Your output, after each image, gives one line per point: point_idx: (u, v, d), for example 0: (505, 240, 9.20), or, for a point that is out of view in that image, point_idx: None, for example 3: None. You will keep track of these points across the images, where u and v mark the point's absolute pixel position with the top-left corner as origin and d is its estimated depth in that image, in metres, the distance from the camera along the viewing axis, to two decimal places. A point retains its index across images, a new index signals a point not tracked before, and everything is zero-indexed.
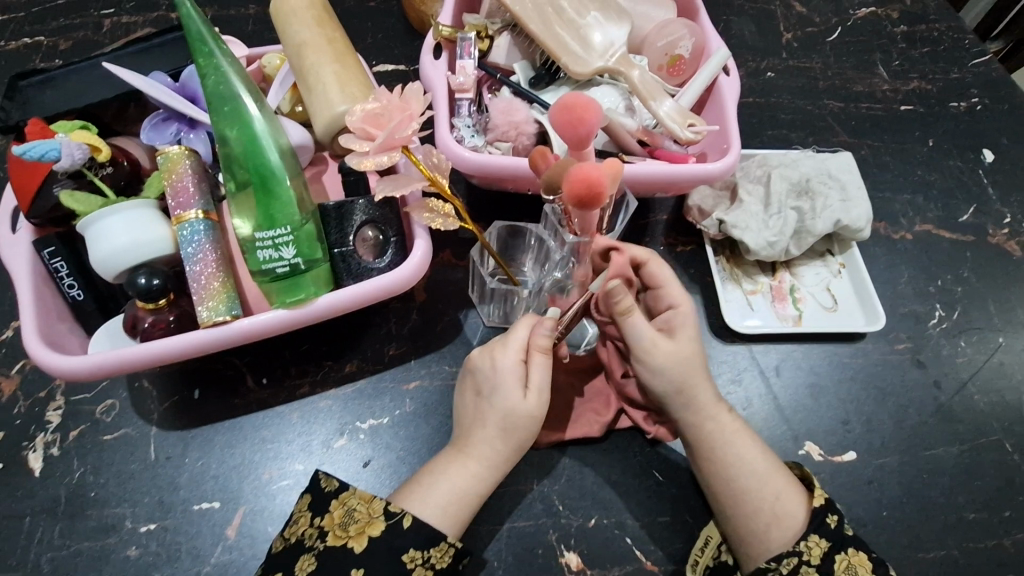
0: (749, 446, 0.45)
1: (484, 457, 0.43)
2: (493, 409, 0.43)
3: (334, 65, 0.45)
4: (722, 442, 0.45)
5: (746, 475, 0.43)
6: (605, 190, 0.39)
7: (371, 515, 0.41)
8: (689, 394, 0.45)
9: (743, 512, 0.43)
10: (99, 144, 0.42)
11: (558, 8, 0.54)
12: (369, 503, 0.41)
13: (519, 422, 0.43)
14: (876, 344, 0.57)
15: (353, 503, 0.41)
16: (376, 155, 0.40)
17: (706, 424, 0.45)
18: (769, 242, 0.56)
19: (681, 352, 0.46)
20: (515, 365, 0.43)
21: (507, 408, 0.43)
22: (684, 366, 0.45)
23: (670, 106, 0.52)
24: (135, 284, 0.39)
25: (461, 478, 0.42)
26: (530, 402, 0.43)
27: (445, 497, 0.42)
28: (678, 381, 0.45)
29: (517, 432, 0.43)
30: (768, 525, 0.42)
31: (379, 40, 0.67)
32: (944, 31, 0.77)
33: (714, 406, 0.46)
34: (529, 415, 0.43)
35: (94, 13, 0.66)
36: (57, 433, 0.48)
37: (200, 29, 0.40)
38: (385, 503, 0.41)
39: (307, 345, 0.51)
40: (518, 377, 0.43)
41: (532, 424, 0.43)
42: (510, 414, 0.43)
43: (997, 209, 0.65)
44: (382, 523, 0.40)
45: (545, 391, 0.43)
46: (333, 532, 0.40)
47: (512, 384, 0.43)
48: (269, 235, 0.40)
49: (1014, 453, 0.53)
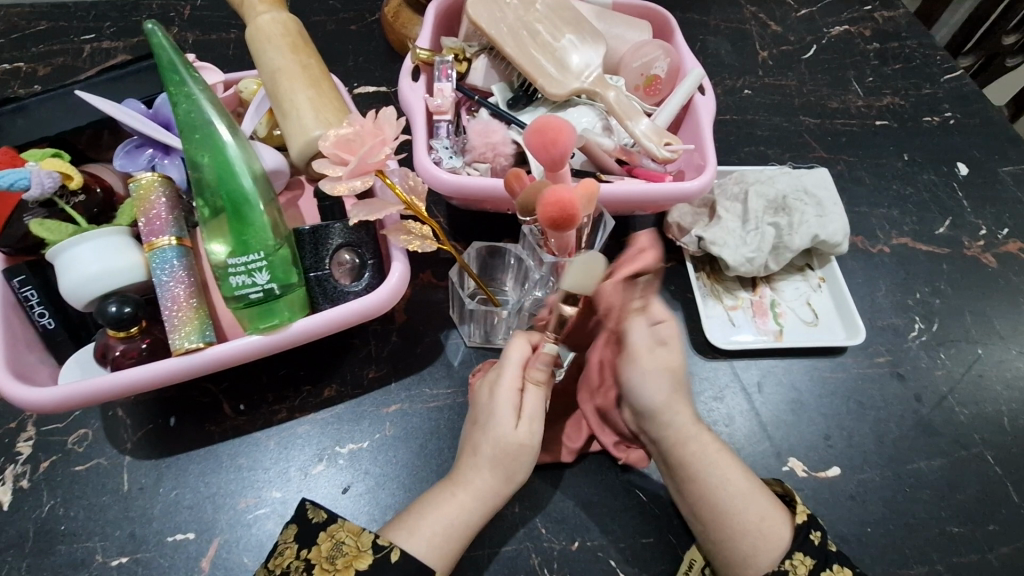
0: (732, 466, 0.44)
1: (482, 490, 0.42)
2: (486, 438, 0.43)
3: (310, 90, 0.46)
4: (708, 462, 0.44)
5: (730, 497, 0.43)
6: (579, 212, 0.38)
7: (359, 548, 0.40)
8: (674, 413, 0.45)
9: (730, 536, 0.42)
10: (70, 171, 0.42)
11: (533, 32, 0.54)
12: (357, 536, 0.40)
13: (514, 452, 0.42)
14: (855, 358, 0.58)
15: (341, 536, 0.40)
16: (349, 180, 0.40)
17: (690, 443, 0.45)
18: (747, 258, 0.56)
19: (670, 365, 0.46)
20: (511, 393, 0.43)
21: (499, 435, 0.42)
22: (670, 380, 0.46)
23: (646, 126, 0.53)
24: (106, 313, 0.38)
25: (451, 512, 0.42)
26: (522, 430, 0.42)
27: (436, 534, 0.41)
28: (665, 394, 0.46)
29: (511, 463, 0.42)
30: (756, 544, 0.41)
31: (360, 63, 0.68)
32: (915, 48, 0.79)
33: (695, 427, 0.45)
34: (523, 444, 0.42)
35: (75, 39, 0.66)
36: (27, 464, 0.46)
37: (172, 58, 0.41)
38: (374, 537, 0.40)
39: (285, 370, 0.51)
40: (512, 405, 0.43)
41: (523, 454, 0.42)
42: (500, 441, 0.42)
43: (972, 221, 0.66)
44: (369, 557, 0.39)
45: (537, 421, 0.43)
46: (320, 565, 0.39)
47: (506, 410, 0.42)
48: (242, 261, 0.40)
49: (996, 465, 0.54)
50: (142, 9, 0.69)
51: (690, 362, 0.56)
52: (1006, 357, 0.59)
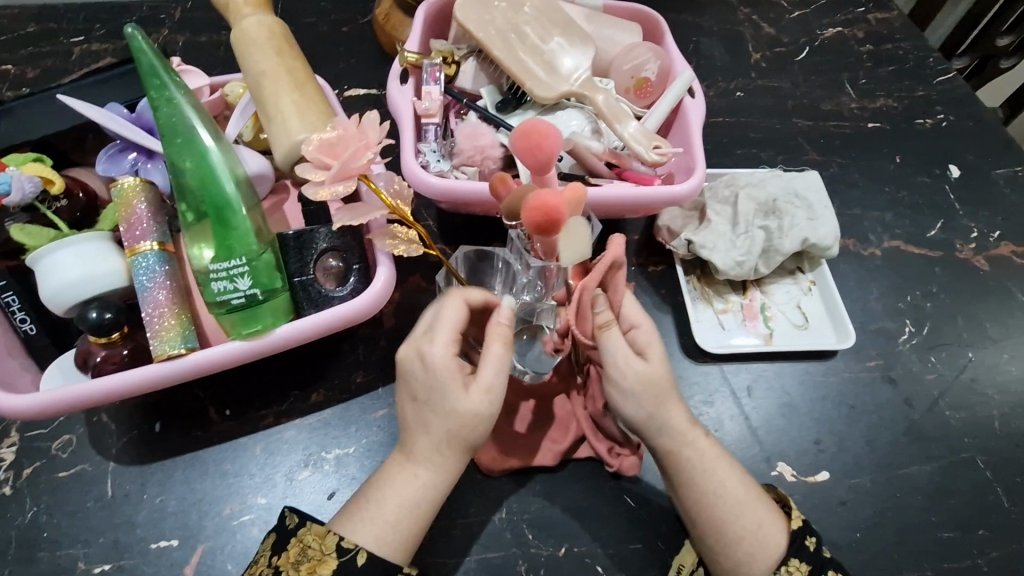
0: (728, 473, 0.43)
1: (444, 465, 0.40)
2: (435, 414, 0.39)
3: (294, 93, 0.45)
4: (702, 472, 0.43)
5: (727, 506, 0.42)
6: (564, 217, 0.38)
7: (323, 553, 0.39)
8: (662, 423, 0.43)
9: (726, 545, 0.42)
10: (52, 175, 0.42)
11: (521, 34, 0.54)
12: (323, 539, 0.39)
13: (473, 424, 0.39)
14: (846, 362, 0.57)
15: (307, 540, 0.40)
16: (332, 184, 0.40)
17: (685, 452, 0.44)
18: (737, 261, 0.56)
19: (652, 377, 0.43)
20: (451, 361, 0.39)
21: (453, 409, 0.39)
22: (650, 393, 0.43)
23: (635, 128, 0.53)
24: (86, 319, 0.38)
25: (414, 491, 0.40)
26: (482, 401, 0.39)
27: (405, 523, 0.40)
28: (648, 408, 0.43)
29: (471, 435, 0.40)
30: (750, 553, 0.41)
31: (351, 65, 0.67)
32: (909, 50, 0.78)
33: (691, 431, 0.44)
34: (483, 415, 0.39)
35: (64, 41, 0.66)
36: (10, 470, 0.46)
37: (152, 61, 0.40)
38: (339, 539, 0.39)
39: (273, 375, 0.50)
40: (454, 375, 0.39)
41: (479, 426, 0.39)
42: (452, 417, 0.39)
43: (964, 224, 0.66)
44: (334, 562, 0.39)
45: (498, 387, 0.39)
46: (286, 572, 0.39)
47: (450, 382, 0.39)
48: (224, 266, 0.40)
49: (987, 469, 0.53)
50: (132, 10, 0.68)
51: (680, 367, 0.56)
52: (998, 360, 0.59)
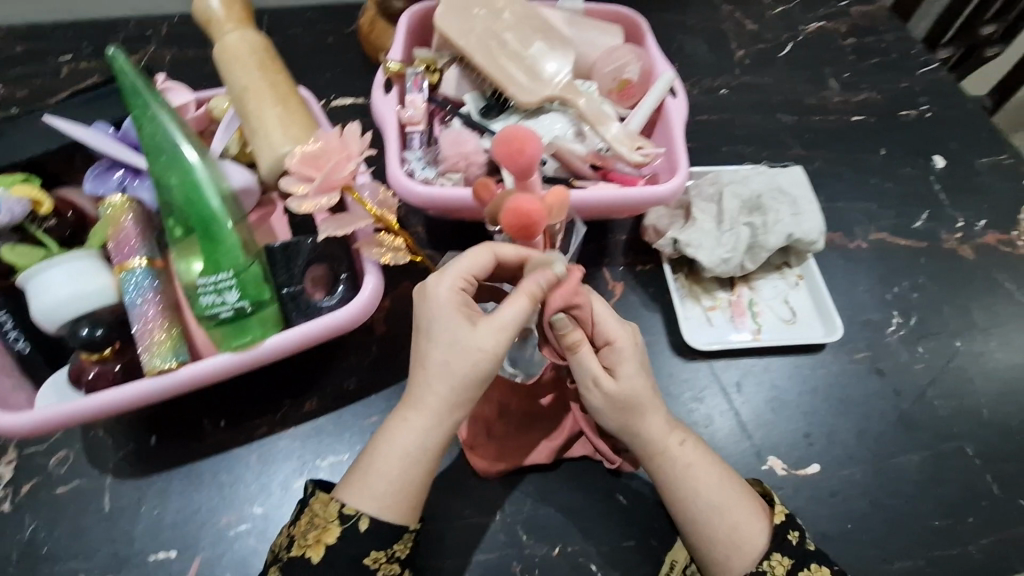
0: (707, 476, 0.43)
1: (437, 407, 0.39)
2: (432, 345, 0.39)
3: (277, 107, 0.46)
4: (676, 479, 0.43)
5: (700, 510, 0.42)
6: (540, 221, 0.39)
7: (327, 521, 0.39)
8: (634, 435, 0.44)
9: (703, 544, 0.42)
10: (41, 196, 0.42)
11: (502, 41, 0.55)
12: (326, 507, 0.39)
13: (469, 359, 0.39)
14: (834, 355, 0.58)
15: (315, 509, 0.40)
16: (315, 197, 0.41)
17: (658, 460, 0.44)
18: (723, 258, 0.57)
19: (621, 396, 0.43)
20: (450, 296, 0.40)
21: (452, 340, 0.39)
22: (618, 410, 0.44)
23: (617, 129, 0.54)
24: (78, 336, 0.39)
25: (407, 437, 0.39)
26: (484, 335, 0.38)
27: (392, 480, 0.39)
28: (619, 422, 0.44)
29: (466, 374, 0.39)
30: (727, 553, 0.41)
31: (337, 74, 0.68)
32: (892, 42, 0.79)
33: (666, 441, 0.44)
34: (481, 351, 0.39)
35: (52, 61, 0.67)
36: (9, 487, 0.47)
37: (136, 84, 0.42)
38: (340, 507, 0.39)
39: (266, 385, 0.51)
40: (456, 309, 0.40)
41: (476, 361, 0.39)
42: (453, 347, 0.39)
43: (949, 214, 0.67)
44: (337, 530, 0.39)
45: (504, 329, 0.39)
46: (297, 541, 0.40)
47: (449, 312, 0.39)
48: (212, 280, 0.40)
49: (976, 457, 0.54)
50: (119, 27, 0.69)
51: (669, 365, 0.57)
52: (986, 348, 0.59)
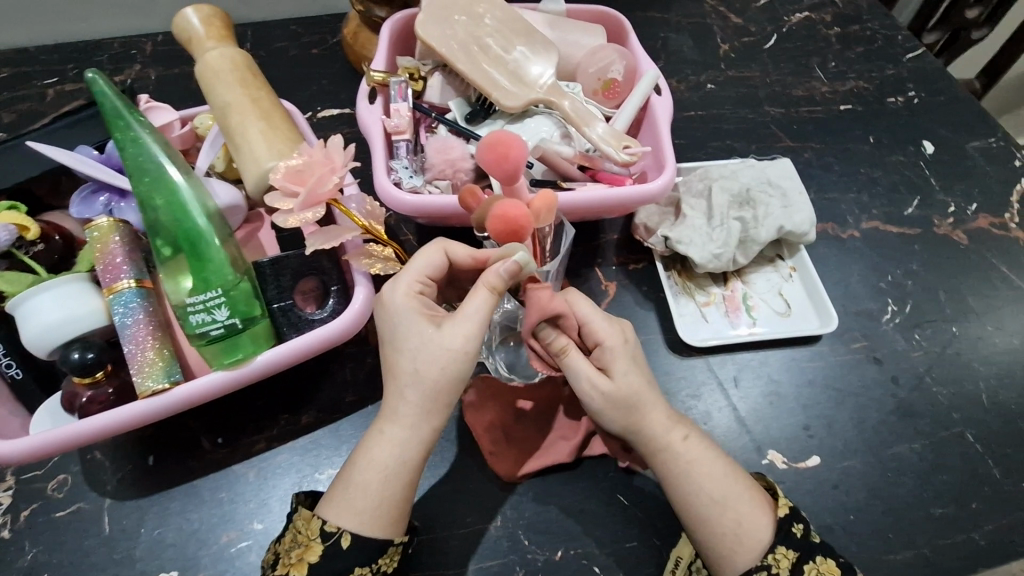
0: (711, 470, 0.42)
1: (411, 416, 0.39)
2: (398, 352, 0.39)
3: (260, 122, 0.46)
4: (680, 473, 0.42)
5: (706, 505, 0.41)
6: (527, 226, 0.39)
7: (309, 538, 0.39)
8: (637, 431, 0.43)
9: (707, 538, 0.41)
10: (27, 222, 0.42)
11: (484, 46, 0.55)
12: (308, 523, 0.39)
13: (437, 361, 0.38)
14: (831, 346, 0.58)
15: (298, 527, 0.40)
16: (301, 212, 0.41)
17: (661, 454, 0.43)
18: (715, 254, 0.57)
19: (620, 395, 0.42)
20: (407, 300, 0.40)
21: (418, 345, 0.39)
22: (619, 409, 0.43)
23: (603, 129, 0.53)
24: (68, 360, 0.39)
25: (385, 450, 0.39)
26: (450, 333, 0.38)
27: (372, 494, 0.39)
28: (622, 421, 0.43)
29: (438, 377, 0.39)
30: (730, 548, 0.40)
31: (323, 86, 0.68)
32: (877, 29, 0.79)
33: (669, 436, 0.43)
34: (448, 350, 0.38)
35: (38, 84, 0.67)
36: (8, 514, 0.47)
37: (116, 104, 0.41)
38: (322, 523, 0.39)
39: (262, 401, 0.51)
40: (418, 314, 0.40)
41: (448, 363, 0.38)
42: (418, 352, 0.39)
43: (941, 199, 0.67)
44: (319, 547, 0.38)
45: (470, 323, 0.38)
46: (281, 560, 0.39)
47: (409, 317, 0.39)
48: (201, 299, 0.40)
49: (976, 443, 0.54)
50: (104, 48, 0.69)
51: (665, 362, 0.57)
52: (982, 333, 0.59)
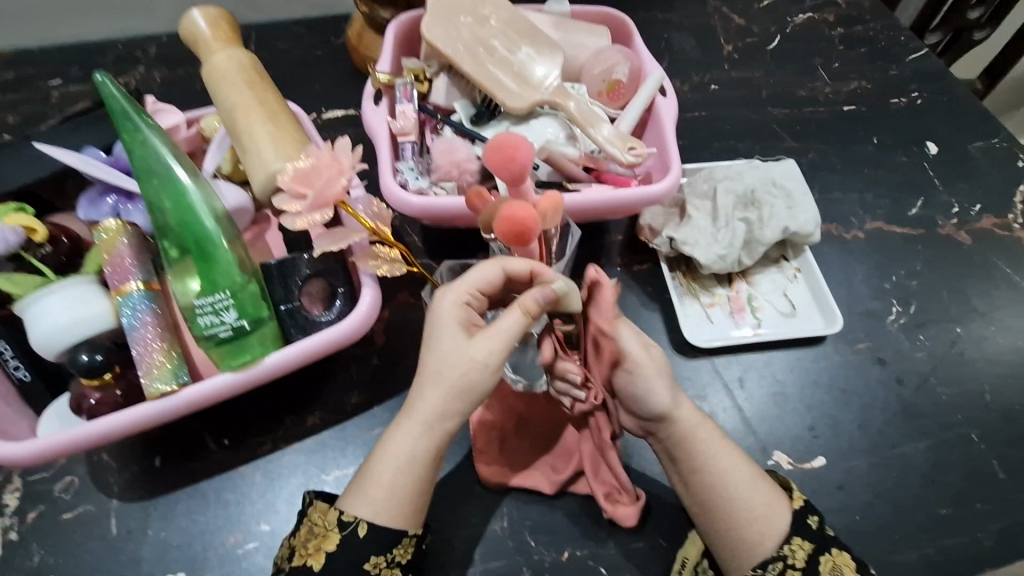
0: (735, 458, 0.43)
1: (429, 415, 0.39)
2: (431, 355, 0.40)
3: (267, 124, 0.46)
4: (712, 454, 0.43)
5: (736, 487, 0.42)
6: (535, 228, 0.39)
7: (326, 528, 0.39)
8: (680, 405, 0.44)
9: (732, 526, 0.41)
10: (36, 224, 0.42)
11: (489, 48, 0.55)
12: (324, 515, 0.40)
13: (460, 369, 0.39)
14: (835, 346, 0.58)
15: (313, 519, 0.40)
16: (309, 214, 0.41)
17: (696, 437, 0.43)
18: (719, 255, 0.57)
19: (661, 362, 0.45)
20: (453, 308, 0.40)
21: (449, 351, 0.39)
22: (664, 374, 0.44)
23: (609, 131, 0.54)
24: (77, 362, 0.39)
25: (401, 445, 0.39)
26: (478, 346, 0.39)
27: (384, 484, 0.39)
28: (670, 392, 0.44)
29: (458, 384, 0.39)
30: (758, 533, 0.41)
31: (327, 87, 0.68)
32: (879, 30, 0.79)
33: (700, 415, 0.44)
34: (472, 360, 0.39)
35: (42, 85, 0.67)
36: (15, 516, 0.47)
37: (124, 106, 0.41)
38: (339, 514, 0.39)
39: (268, 403, 0.51)
40: (456, 321, 0.40)
41: (474, 372, 0.39)
42: (449, 359, 0.39)
43: (944, 200, 0.67)
44: (337, 536, 0.39)
45: (499, 340, 0.39)
46: (298, 551, 0.39)
47: (450, 325, 0.40)
48: (209, 301, 0.40)
49: (981, 443, 0.54)
50: (107, 50, 0.69)
51: (670, 363, 0.57)
52: (986, 333, 0.59)
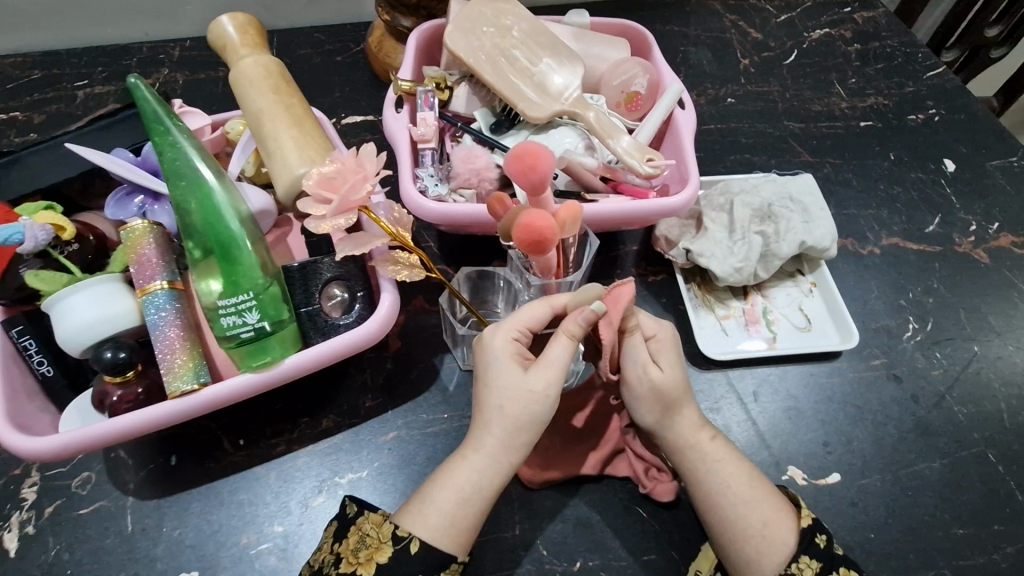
0: (736, 472, 0.43)
1: (495, 446, 0.40)
2: (489, 390, 0.41)
3: (292, 129, 0.47)
4: (704, 468, 0.43)
5: (732, 506, 0.41)
6: (553, 236, 0.39)
7: (380, 540, 0.39)
8: (671, 423, 0.44)
9: (732, 540, 0.41)
10: (62, 223, 0.43)
11: (511, 58, 0.56)
12: (380, 527, 0.40)
13: (521, 402, 0.40)
14: (850, 363, 0.57)
15: (365, 529, 0.40)
16: (333, 218, 0.41)
17: (687, 453, 0.44)
18: (735, 268, 0.57)
19: (671, 384, 0.43)
20: (505, 344, 0.42)
21: (506, 385, 0.40)
22: (663, 398, 0.43)
23: (628, 142, 0.54)
24: (101, 359, 0.39)
25: (466, 474, 0.40)
26: (535, 377, 0.40)
27: (445, 512, 0.39)
28: (656, 414, 0.44)
29: (521, 417, 0.40)
30: (756, 552, 0.40)
31: (347, 93, 0.69)
32: (896, 46, 0.79)
33: (697, 432, 0.44)
34: (531, 391, 0.40)
35: (67, 86, 0.68)
36: (33, 510, 0.47)
37: (156, 109, 0.42)
38: (394, 528, 0.39)
39: (282, 405, 0.51)
40: (510, 355, 0.41)
41: (536, 403, 0.40)
42: (506, 391, 0.40)
43: (962, 217, 0.66)
44: (389, 550, 0.39)
45: (554, 371, 0.40)
46: (346, 559, 0.39)
47: (504, 360, 0.41)
48: (232, 302, 0.41)
49: (998, 463, 0.53)
50: (132, 52, 0.70)
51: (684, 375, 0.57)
52: (1003, 352, 0.59)
